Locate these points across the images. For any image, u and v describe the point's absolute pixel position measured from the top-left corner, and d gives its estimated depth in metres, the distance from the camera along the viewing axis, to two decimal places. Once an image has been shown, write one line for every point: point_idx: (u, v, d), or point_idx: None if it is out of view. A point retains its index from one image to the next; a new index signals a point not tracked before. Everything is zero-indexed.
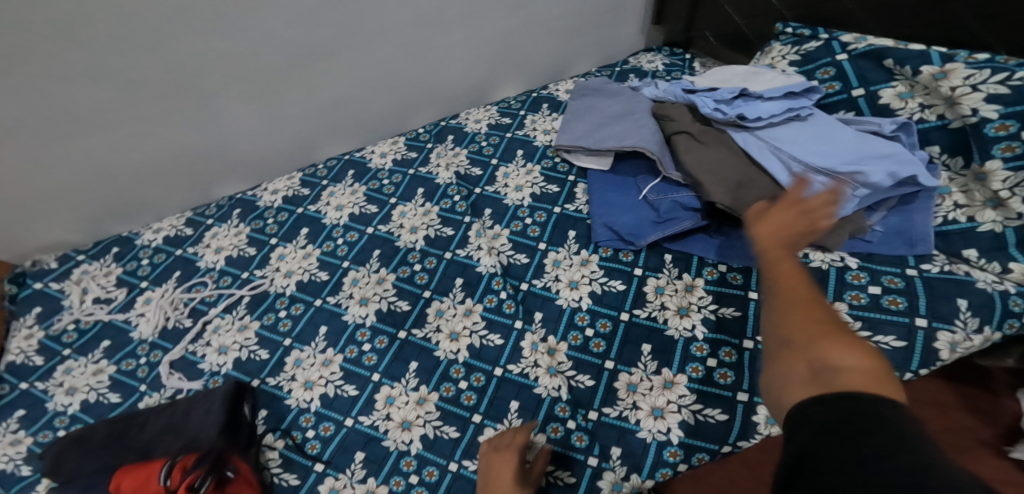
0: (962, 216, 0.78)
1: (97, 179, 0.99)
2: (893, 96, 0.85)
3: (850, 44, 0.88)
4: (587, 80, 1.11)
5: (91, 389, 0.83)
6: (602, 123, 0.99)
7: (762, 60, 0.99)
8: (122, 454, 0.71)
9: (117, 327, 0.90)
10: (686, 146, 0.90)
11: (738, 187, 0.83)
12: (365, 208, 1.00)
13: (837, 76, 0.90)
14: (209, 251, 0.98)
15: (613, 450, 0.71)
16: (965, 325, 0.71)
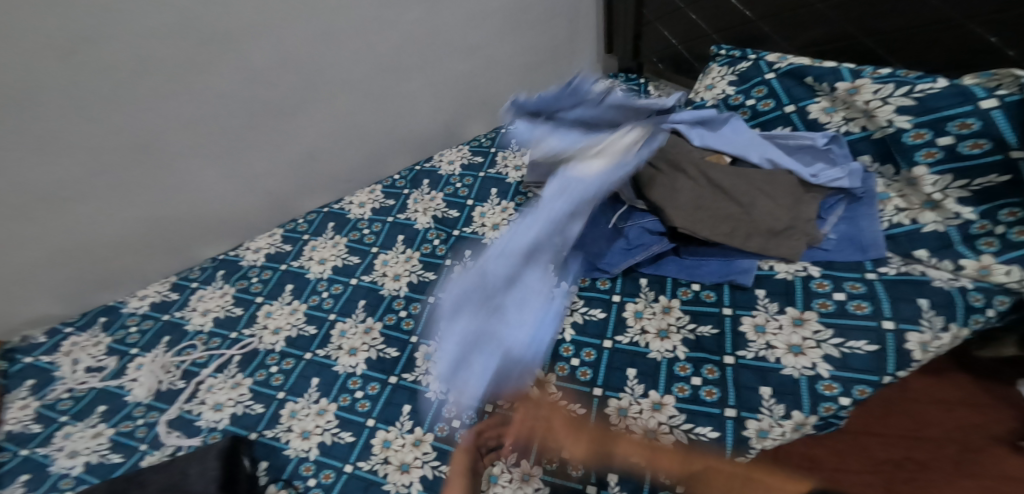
0: (907, 219, 0.83)
1: (78, 245, 1.00)
2: (820, 111, 0.93)
3: (775, 64, 0.99)
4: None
5: (92, 452, 0.84)
6: None
7: (704, 81, 1.10)
8: None
9: (111, 392, 0.91)
10: (642, 174, 0.94)
11: (696, 209, 0.87)
12: (348, 259, 1.03)
13: (769, 94, 0.99)
14: (196, 314, 1.00)
15: (610, 478, 0.70)
16: (931, 324, 0.73)
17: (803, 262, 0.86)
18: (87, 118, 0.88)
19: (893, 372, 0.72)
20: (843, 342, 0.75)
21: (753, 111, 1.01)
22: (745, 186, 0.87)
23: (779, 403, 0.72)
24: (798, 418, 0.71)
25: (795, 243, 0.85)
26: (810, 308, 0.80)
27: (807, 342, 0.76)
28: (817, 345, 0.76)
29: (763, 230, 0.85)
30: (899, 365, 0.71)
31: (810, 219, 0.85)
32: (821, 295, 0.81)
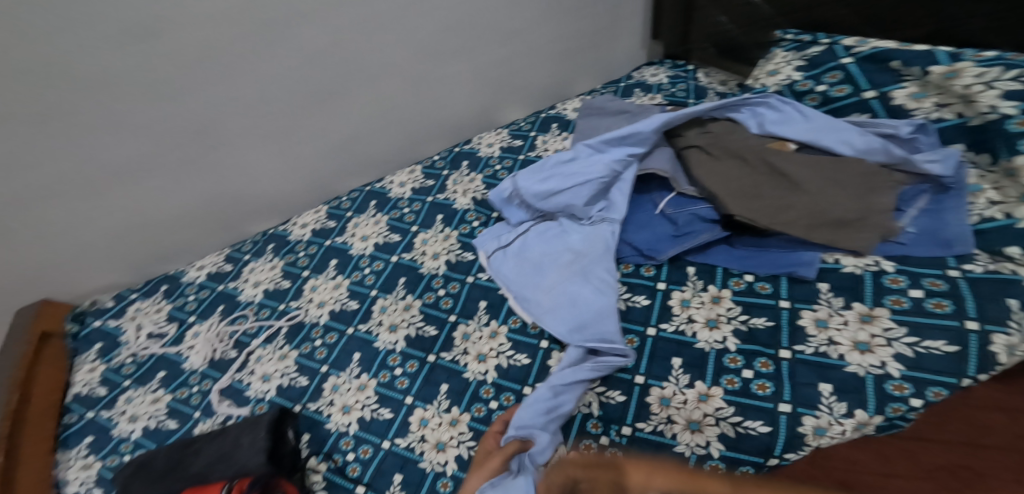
0: (1000, 213, 0.75)
1: (141, 224, 1.06)
2: (906, 97, 0.86)
3: (853, 48, 0.91)
4: (592, 100, 1.12)
5: (150, 417, 0.88)
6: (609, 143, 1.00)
7: (767, 66, 1.03)
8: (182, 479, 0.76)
9: (170, 359, 0.96)
10: (698, 160, 0.92)
11: (753, 197, 0.86)
12: (389, 237, 1.04)
13: (844, 79, 0.92)
14: (248, 285, 1.04)
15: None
16: (1021, 326, 0.65)
17: (874, 255, 0.79)
18: (148, 102, 0.92)
19: (973, 375, 0.65)
20: (917, 341, 0.68)
21: (823, 97, 0.94)
22: (814, 175, 0.84)
23: (840, 401, 0.67)
24: (861, 417, 0.65)
25: (865, 235, 0.79)
26: (880, 305, 0.74)
27: (875, 339, 0.70)
28: (886, 344, 0.70)
29: (829, 220, 0.80)
30: (980, 368, 0.64)
31: (885, 210, 0.79)
32: (894, 291, 0.74)
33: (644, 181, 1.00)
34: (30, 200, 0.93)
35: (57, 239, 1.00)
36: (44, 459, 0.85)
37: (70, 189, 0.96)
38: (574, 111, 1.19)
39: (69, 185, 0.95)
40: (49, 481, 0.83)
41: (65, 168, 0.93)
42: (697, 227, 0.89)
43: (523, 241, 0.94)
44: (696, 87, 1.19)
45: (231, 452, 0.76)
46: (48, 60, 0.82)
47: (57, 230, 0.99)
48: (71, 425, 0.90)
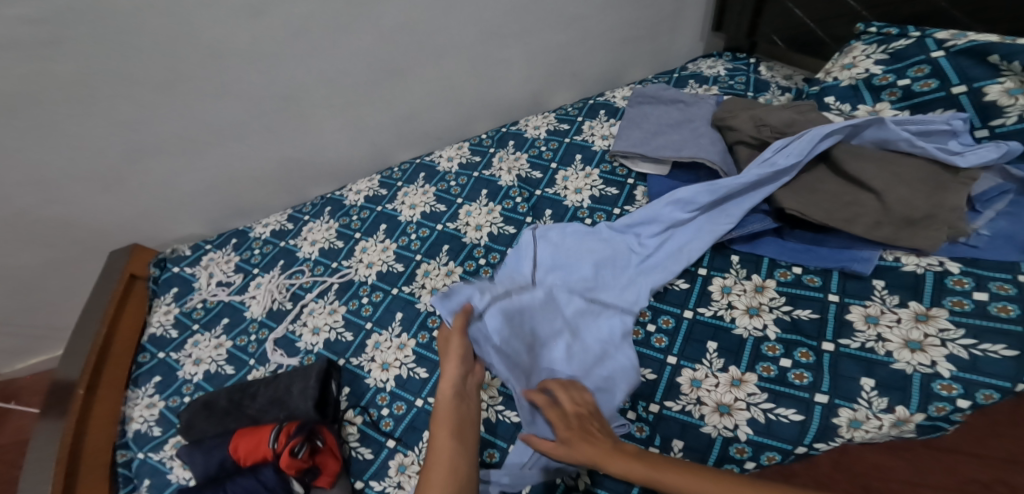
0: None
1: (221, 183, 1.16)
2: (1001, 93, 0.73)
3: (947, 40, 0.78)
4: (644, 87, 1.09)
5: (212, 361, 0.97)
6: (658, 131, 0.97)
7: (842, 60, 0.91)
8: (240, 420, 0.84)
9: (234, 306, 1.05)
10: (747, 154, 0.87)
11: (811, 191, 0.80)
12: (435, 207, 1.08)
13: (932, 74, 0.80)
14: (306, 243, 1.12)
15: (674, 442, 0.70)
16: None
17: (939, 255, 0.72)
18: (250, 74, 1.01)
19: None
20: (976, 344, 0.64)
21: (905, 92, 0.82)
22: (881, 170, 0.77)
23: (882, 396, 0.65)
24: (901, 413, 0.64)
25: (932, 235, 0.71)
26: (939, 305, 0.68)
27: (930, 338, 0.66)
28: (940, 344, 0.65)
29: (894, 218, 0.74)
30: None
31: (959, 210, 0.71)
32: (957, 293, 0.68)
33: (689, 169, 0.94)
34: (137, 154, 1.04)
35: (148, 192, 1.12)
36: (116, 394, 0.95)
37: (164, 149, 1.06)
38: (624, 99, 1.16)
39: (163, 146, 1.05)
40: (117, 417, 0.93)
41: (169, 128, 1.03)
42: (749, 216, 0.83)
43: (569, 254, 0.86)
44: (756, 80, 1.14)
45: (285, 397, 0.82)
46: (173, 33, 0.91)
47: (147, 184, 1.11)
48: (146, 363, 1.00)
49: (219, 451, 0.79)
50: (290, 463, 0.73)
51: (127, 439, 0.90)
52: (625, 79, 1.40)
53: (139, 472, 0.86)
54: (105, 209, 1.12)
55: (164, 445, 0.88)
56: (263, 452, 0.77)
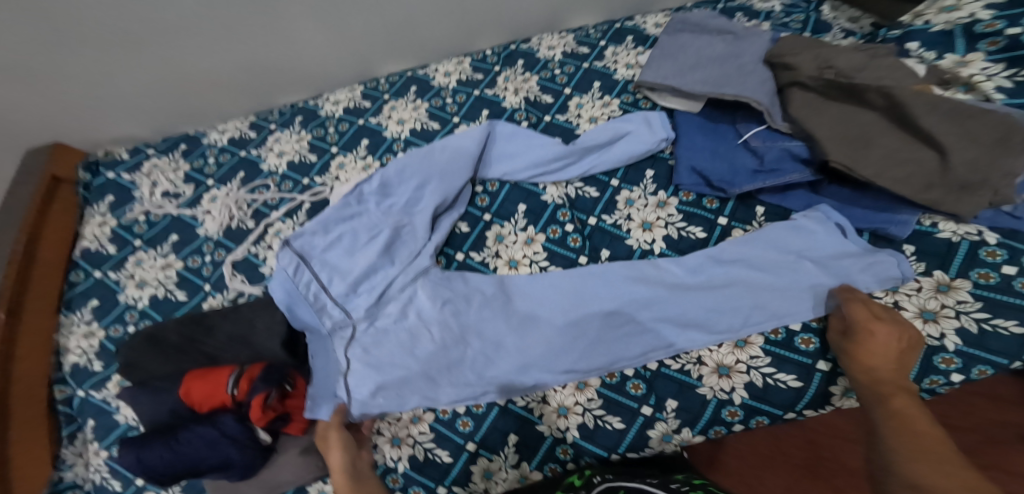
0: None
1: (170, 82, 0.95)
2: None
3: None
4: (686, 13, 0.90)
5: (160, 285, 0.79)
6: (699, 62, 0.81)
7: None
8: (194, 359, 0.66)
9: (185, 222, 0.86)
10: (804, 100, 0.72)
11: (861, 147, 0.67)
12: (427, 124, 0.89)
13: None
14: (271, 154, 0.92)
15: (668, 402, 0.64)
16: None
17: (977, 224, 0.65)
18: None
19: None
20: (989, 318, 0.60)
21: (1010, 42, 0.70)
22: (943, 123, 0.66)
23: None
24: None
25: (972, 199, 0.63)
26: (964, 277, 0.62)
27: (940, 311, 0.61)
28: (953, 315, 0.61)
29: (950, 182, 0.63)
30: None
31: (1012, 176, 0.61)
32: (985, 265, 0.62)
33: (727, 111, 0.79)
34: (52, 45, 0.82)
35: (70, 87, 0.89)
36: (49, 312, 0.78)
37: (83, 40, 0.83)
38: (655, 26, 0.95)
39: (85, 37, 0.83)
40: (51, 346, 0.76)
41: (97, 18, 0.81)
42: (784, 164, 0.71)
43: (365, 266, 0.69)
44: (818, 21, 0.92)
45: (247, 335, 0.67)
46: None
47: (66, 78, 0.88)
48: (79, 283, 0.82)
49: (168, 396, 0.63)
50: (261, 414, 0.60)
51: (64, 373, 0.75)
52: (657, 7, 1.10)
53: (81, 411, 0.73)
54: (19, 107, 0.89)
55: (106, 383, 0.73)
56: (222, 399, 0.62)
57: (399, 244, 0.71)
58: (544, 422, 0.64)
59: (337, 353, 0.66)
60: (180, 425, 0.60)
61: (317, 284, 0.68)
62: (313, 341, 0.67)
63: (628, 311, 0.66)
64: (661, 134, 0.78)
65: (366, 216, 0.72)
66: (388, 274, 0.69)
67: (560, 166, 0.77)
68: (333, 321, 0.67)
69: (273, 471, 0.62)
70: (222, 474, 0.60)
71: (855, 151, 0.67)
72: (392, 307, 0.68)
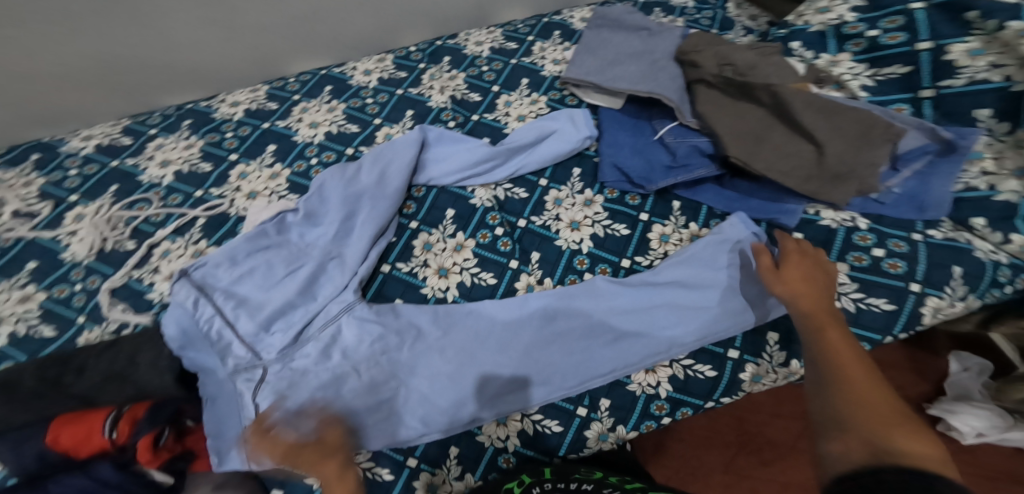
0: (983, 183, 0.69)
1: (20, 77, 0.80)
2: (963, 53, 0.72)
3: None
4: (609, 7, 0.95)
5: (17, 321, 0.66)
6: (617, 60, 0.84)
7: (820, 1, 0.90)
8: (59, 404, 0.56)
9: (44, 246, 0.73)
10: (709, 96, 0.78)
11: (757, 141, 0.73)
12: (345, 127, 0.83)
13: (904, 27, 0.78)
14: (153, 165, 0.81)
15: (602, 401, 0.62)
16: (953, 292, 0.66)
17: (851, 211, 0.73)
18: None
19: (895, 334, 0.65)
20: (863, 297, 0.66)
21: (870, 43, 0.81)
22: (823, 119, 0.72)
23: (782, 350, 0.64)
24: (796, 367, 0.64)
25: (842, 188, 0.70)
26: (842, 260, 0.68)
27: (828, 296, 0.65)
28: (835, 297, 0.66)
29: (825, 173, 0.70)
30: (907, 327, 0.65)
31: (873, 166, 0.69)
32: (859, 249, 0.69)
33: (643, 107, 0.83)
34: None
35: None
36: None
37: None
38: (582, 20, 0.98)
39: None
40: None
41: None
42: (693, 160, 0.75)
43: (270, 300, 0.64)
44: (722, 18, 0.99)
45: (124, 369, 0.58)
46: None
47: None
48: None
49: (30, 446, 0.52)
50: (153, 455, 0.53)
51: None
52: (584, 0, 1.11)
53: None
54: None
55: None
56: (98, 445, 0.52)
57: (324, 277, 0.67)
58: (484, 431, 0.61)
59: (243, 396, 0.58)
60: (54, 477, 0.52)
61: (222, 320, 0.62)
62: (207, 387, 0.59)
63: (572, 332, 0.64)
64: (584, 131, 0.79)
65: (289, 247, 0.69)
66: (309, 309, 0.64)
67: (485, 169, 0.76)
68: (237, 361, 0.60)
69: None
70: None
71: (753, 147, 0.73)
72: (312, 347, 0.62)
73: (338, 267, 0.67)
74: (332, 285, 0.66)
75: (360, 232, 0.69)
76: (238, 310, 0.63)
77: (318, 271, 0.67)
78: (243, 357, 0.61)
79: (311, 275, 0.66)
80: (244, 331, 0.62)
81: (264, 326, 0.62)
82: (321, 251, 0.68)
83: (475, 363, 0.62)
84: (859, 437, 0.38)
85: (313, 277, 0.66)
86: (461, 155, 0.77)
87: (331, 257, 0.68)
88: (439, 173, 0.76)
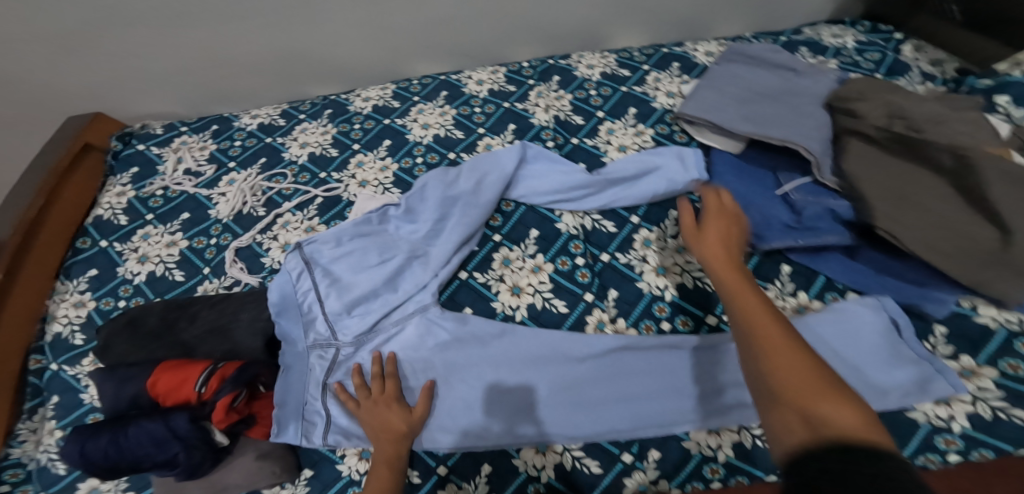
0: None
1: (211, 62, 0.95)
2: None
3: None
4: (744, 44, 0.85)
5: (159, 262, 0.79)
6: (746, 98, 0.76)
7: None
8: (168, 348, 0.65)
9: (200, 200, 0.86)
10: (860, 149, 0.67)
11: (912, 211, 0.61)
12: (451, 132, 0.87)
13: None
14: (295, 145, 0.91)
15: (650, 452, 0.57)
16: None
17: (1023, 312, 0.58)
18: None
19: None
20: (1005, 407, 0.52)
21: None
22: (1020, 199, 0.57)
23: None
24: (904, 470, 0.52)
25: None
26: (992, 366, 0.55)
27: (962, 391, 0.54)
28: (969, 401, 0.54)
29: (1009, 264, 0.56)
30: None
31: None
32: (1017, 356, 0.55)
33: (770, 155, 0.74)
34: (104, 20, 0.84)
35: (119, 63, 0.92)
36: (42, 283, 0.79)
37: (133, 16, 0.85)
38: (707, 54, 0.91)
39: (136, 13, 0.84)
40: (37, 312, 0.77)
41: None
42: (827, 223, 0.64)
43: (358, 284, 0.68)
44: (892, 60, 0.85)
45: (224, 327, 0.65)
46: None
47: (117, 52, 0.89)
48: (85, 250, 0.82)
49: (133, 383, 0.62)
50: (224, 416, 0.59)
51: (45, 342, 0.75)
52: (715, 31, 1.04)
53: (48, 386, 0.71)
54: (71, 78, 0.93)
55: (82, 360, 0.73)
56: (186, 395, 0.60)
57: (406, 272, 0.69)
58: (521, 456, 0.59)
59: (313, 371, 0.65)
60: (133, 418, 0.59)
61: (314, 296, 0.68)
62: (289, 352, 0.66)
63: (636, 374, 0.61)
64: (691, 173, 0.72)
65: (384, 237, 0.72)
66: (388, 300, 0.68)
67: (578, 196, 0.74)
68: (318, 335, 0.66)
69: (221, 473, 0.60)
70: (167, 470, 0.58)
71: (903, 218, 0.61)
72: (381, 338, 0.66)
73: (423, 265, 0.70)
74: (415, 281, 0.69)
75: (450, 235, 0.71)
76: (330, 288, 0.68)
77: (405, 265, 0.70)
78: (327, 333, 0.66)
79: (398, 269, 0.69)
80: (332, 308, 0.67)
81: (347, 309, 0.67)
82: (410, 246, 0.71)
83: (528, 385, 0.62)
84: (783, 398, 0.36)
85: (398, 271, 0.69)
86: (554, 179, 0.75)
87: (415, 253, 0.70)
88: (535, 191, 0.76)
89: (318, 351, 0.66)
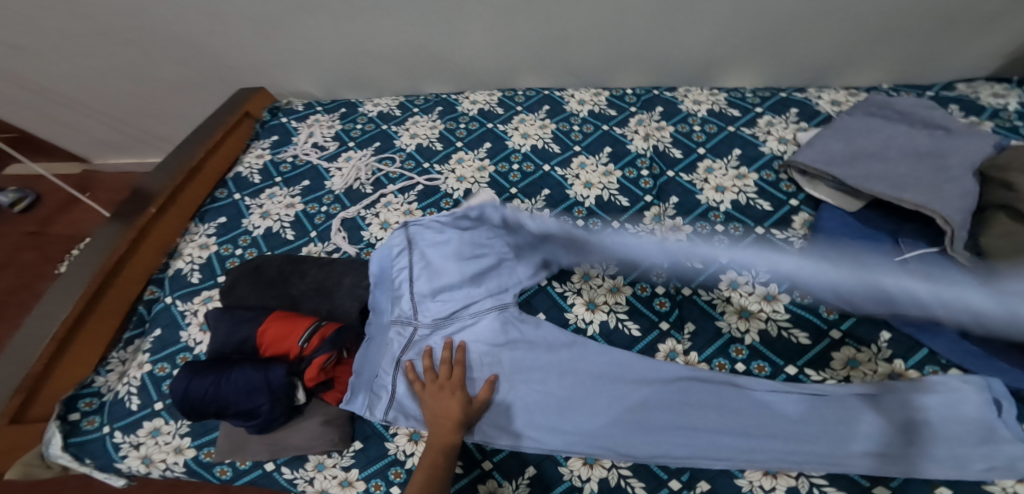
0: None
1: (347, 51, 1.06)
2: None
3: None
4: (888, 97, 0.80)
5: (277, 220, 0.89)
6: (871, 155, 0.72)
7: None
8: (281, 298, 0.75)
9: (319, 172, 0.95)
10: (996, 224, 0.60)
11: None
12: (549, 145, 0.90)
13: None
14: (406, 134, 0.99)
15: (700, 482, 0.57)
16: None
17: None
18: None
19: None
20: None
21: None
22: None
23: None
24: None
25: None
26: None
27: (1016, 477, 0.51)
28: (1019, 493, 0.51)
29: None
30: None
31: None
32: None
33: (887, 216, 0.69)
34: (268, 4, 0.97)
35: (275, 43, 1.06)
36: (179, 223, 0.91)
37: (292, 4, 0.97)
38: (831, 104, 0.88)
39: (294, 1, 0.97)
40: (168, 248, 0.89)
41: None
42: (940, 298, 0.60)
43: (445, 272, 0.71)
44: None
45: (329, 288, 0.75)
46: None
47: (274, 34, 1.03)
48: (221, 199, 0.94)
49: (244, 328, 0.69)
50: (315, 375, 0.65)
51: (165, 275, 0.87)
52: (842, 81, 0.99)
53: (157, 317, 0.81)
54: (245, 51, 1.11)
55: (193, 297, 0.82)
56: (288, 346, 0.67)
57: (488, 279, 0.73)
58: (568, 465, 0.60)
59: (391, 346, 0.70)
60: (235, 363, 0.65)
61: (405, 275, 0.73)
62: (375, 322, 0.72)
63: (698, 405, 0.60)
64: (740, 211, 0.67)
65: (477, 233, 0.75)
66: (470, 293, 0.71)
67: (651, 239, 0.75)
68: (402, 311, 0.71)
69: (293, 426, 0.66)
70: (249, 421, 0.63)
71: None
72: (454, 327, 0.70)
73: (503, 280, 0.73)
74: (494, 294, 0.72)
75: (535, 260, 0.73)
76: (420, 270, 0.72)
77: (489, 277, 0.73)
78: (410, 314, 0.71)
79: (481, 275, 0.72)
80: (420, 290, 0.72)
81: (432, 294, 0.71)
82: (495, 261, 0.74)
83: (587, 395, 0.63)
84: None
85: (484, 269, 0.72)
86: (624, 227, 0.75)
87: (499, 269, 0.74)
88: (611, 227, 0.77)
89: (399, 326, 0.71)
